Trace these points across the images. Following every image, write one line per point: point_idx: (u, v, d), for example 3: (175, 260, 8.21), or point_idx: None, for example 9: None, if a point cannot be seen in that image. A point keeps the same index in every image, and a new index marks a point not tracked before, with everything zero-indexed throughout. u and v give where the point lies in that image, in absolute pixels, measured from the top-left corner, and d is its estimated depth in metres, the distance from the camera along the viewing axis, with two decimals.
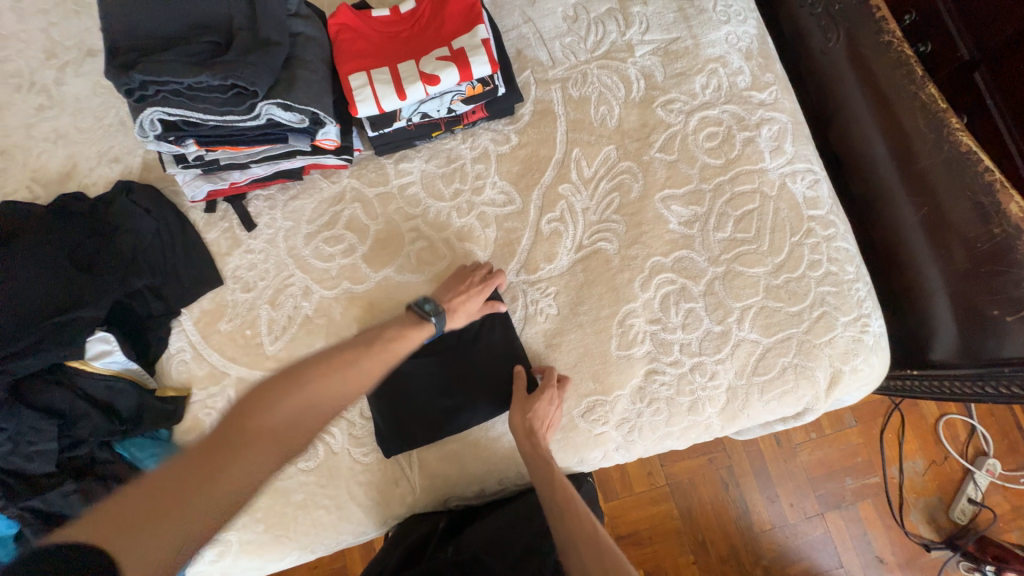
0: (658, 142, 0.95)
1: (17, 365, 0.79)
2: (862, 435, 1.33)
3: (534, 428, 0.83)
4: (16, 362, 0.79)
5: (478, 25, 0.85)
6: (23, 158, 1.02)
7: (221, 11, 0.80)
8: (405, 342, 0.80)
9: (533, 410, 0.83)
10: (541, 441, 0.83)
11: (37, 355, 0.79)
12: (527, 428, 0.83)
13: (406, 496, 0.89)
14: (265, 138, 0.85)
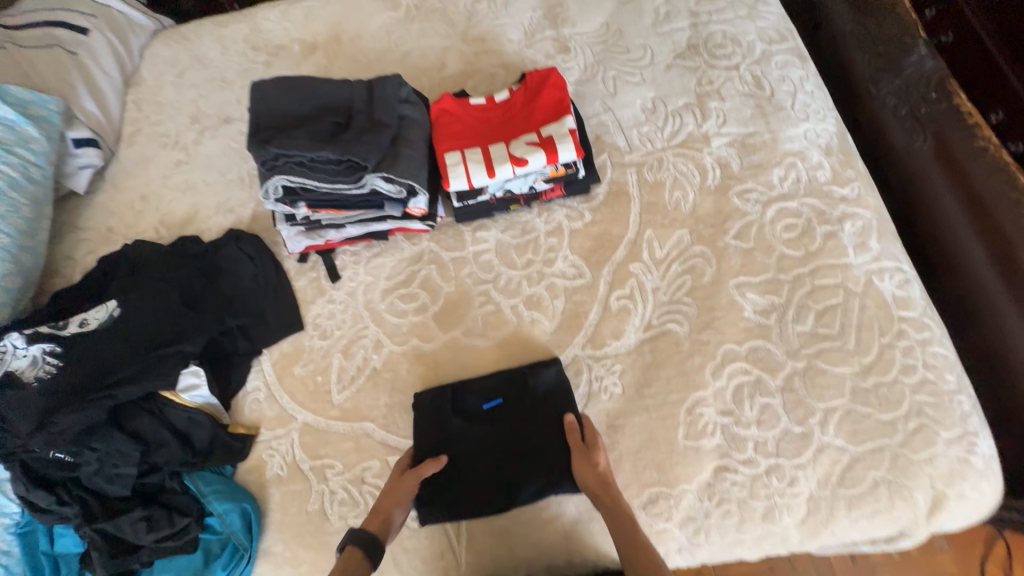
0: (733, 229, 0.96)
1: (124, 391, 0.85)
2: (957, 562, 1.14)
3: (609, 480, 0.80)
4: (121, 388, 0.85)
5: (566, 116, 0.94)
6: (157, 203, 1.18)
7: (346, 98, 0.93)
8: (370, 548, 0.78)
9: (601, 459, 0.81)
10: (615, 492, 0.79)
11: (141, 383, 0.86)
12: (602, 479, 0.80)
13: (449, 571, 0.85)
14: (364, 204, 0.94)
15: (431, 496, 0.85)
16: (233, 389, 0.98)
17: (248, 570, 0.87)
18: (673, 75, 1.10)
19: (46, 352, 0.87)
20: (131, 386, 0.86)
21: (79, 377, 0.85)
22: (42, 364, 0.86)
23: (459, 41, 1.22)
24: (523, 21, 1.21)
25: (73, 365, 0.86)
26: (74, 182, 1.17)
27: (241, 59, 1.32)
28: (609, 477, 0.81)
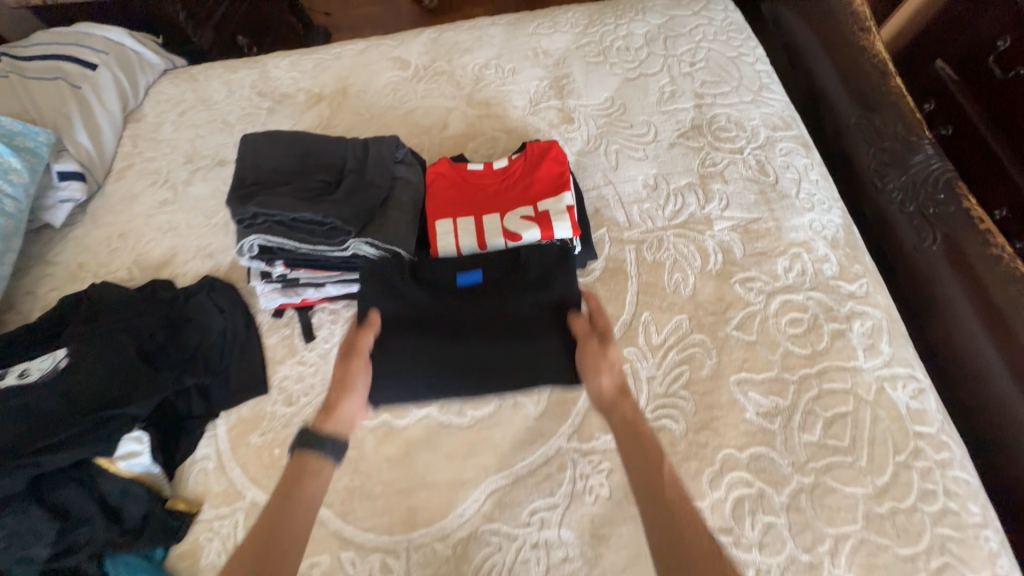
0: (735, 319, 0.91)
1: (48, 458, 0.76)
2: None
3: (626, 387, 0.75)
4: (46, 456, 0.76)
5: (564, 191, 0.91)
6: (135, 243, 1.13)
7: (339, 157, 0.91)
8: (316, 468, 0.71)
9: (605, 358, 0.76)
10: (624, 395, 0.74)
11: (70, 450, 0.77)
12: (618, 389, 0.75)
13: None
14: (346, 266, 0.88)
15: (414, 372, 0.82)
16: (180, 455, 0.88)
17: None
18: (676, 153, 1.08)
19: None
20: (58, 452, 0.77)
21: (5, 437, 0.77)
22: None
23: (464, 103, 1.22)
24: (528, 88, 1.22)
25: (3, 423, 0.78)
26: (52, 215, 1.12)
27: (245, 103, 1.32)
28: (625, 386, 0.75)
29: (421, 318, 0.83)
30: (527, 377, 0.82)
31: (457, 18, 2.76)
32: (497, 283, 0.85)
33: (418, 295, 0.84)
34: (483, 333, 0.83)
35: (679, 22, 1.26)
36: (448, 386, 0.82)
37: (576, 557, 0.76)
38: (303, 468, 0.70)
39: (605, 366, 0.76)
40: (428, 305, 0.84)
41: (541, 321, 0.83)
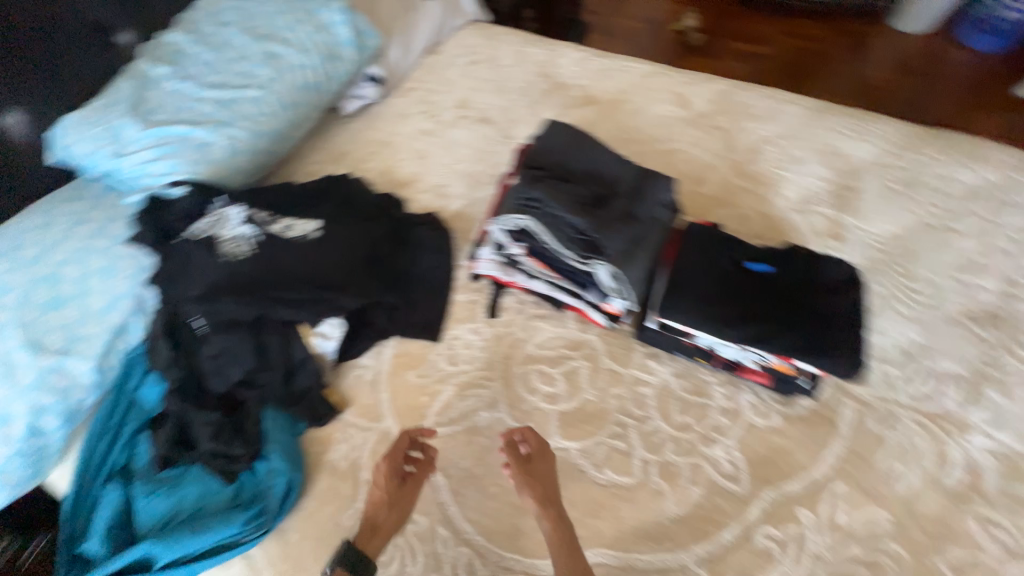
0: (950, 556, 0.75)
1: (274, 307, 0.88)
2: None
3: (552, 495, 0.77)
4: (283, 308, 0.88)
5: (846, 315, 0.77)
6: (389, 155, 1.26)
7: (617, 179, 0.90)
8: None
9: (543, 474, 0.79)
10: (558, 508, 0.76)
11: (292, 309, 0.89)
12: (545, 495, 0.77)
13: None
14: (571, 277, 0.88)
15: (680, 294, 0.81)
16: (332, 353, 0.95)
17: (257, 540, 0.79)
18: (954, 333, 0.91)
19: (249, 234, 0.93)
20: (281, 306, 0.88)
21: (257, 270, 0.90)
22: (242, 241, 0.92)
23: (728, 168, 1.16)
24: (804, 184, 1.12)
25: (260, 261, 0.90)
26: (346, 104, 1.30)
27: (526, 78, 1.40)
28: (556, 494, 0.78)
29: (697, 265, 0.84)
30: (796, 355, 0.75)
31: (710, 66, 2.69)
32: (780, 268, 0.82)
33: (697, 250, 0.86)
34: (760, 302, 0.79)
35: (1017, 192, 1.06)
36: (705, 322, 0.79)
37: None
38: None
39: (534, 483, 0.77)
40: (705, 260, 0.84)
41: (821, 315, 0.77)
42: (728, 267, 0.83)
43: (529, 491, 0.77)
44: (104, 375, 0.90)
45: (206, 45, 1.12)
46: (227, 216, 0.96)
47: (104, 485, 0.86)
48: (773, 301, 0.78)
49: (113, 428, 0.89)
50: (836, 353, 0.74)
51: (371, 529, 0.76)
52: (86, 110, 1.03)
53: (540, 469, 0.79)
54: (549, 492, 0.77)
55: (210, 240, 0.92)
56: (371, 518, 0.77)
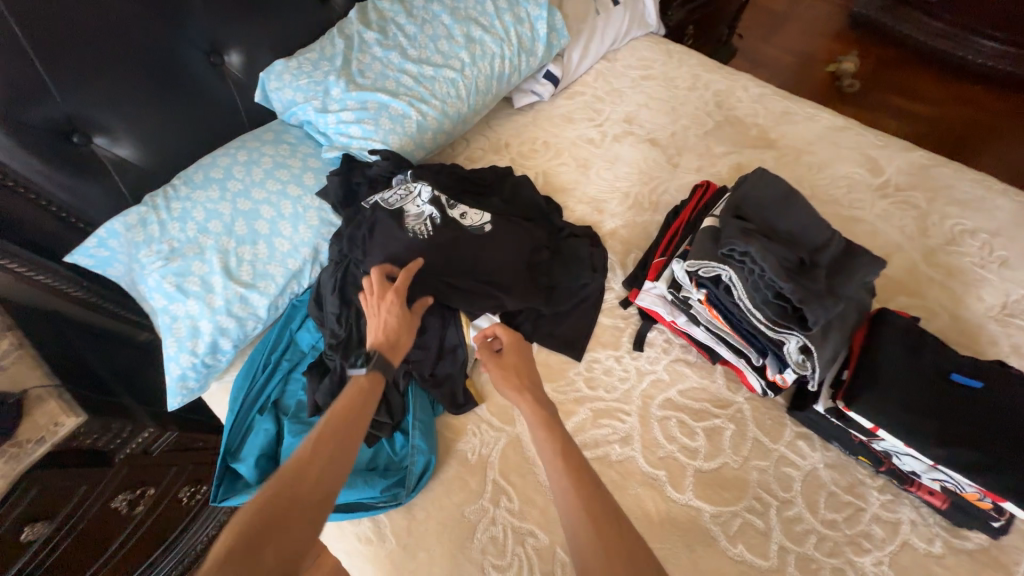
0: None
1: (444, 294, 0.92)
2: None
3: (529, 374, 0.81)
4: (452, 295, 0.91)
5: None
6: (550, 157, 1.25)
7: (822, 245, 0.83)
8: (365, 383, 0.70)
9: (517, 354, 0.83)
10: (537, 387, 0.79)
11: (461, 299, 0.92)
12: (524, 371, 0.81)
13: None
14: (748, 337, 0.83)
15: (869, 388, 0.76)
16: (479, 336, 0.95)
17: (388, 508, 0.82)
18: None
19: (431, 214, 0.97)
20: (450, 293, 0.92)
21: (436, 252, 0.94)
22: (424, 220, 0.96)
23: (920, 252, 1.05)
24: (1010, 291, 0.99)
25: (437, 243, 0.94)
26: (518, 98, 1.30)
27: (700, 104, 1.33)
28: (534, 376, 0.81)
29: (893, 363, 0.78)
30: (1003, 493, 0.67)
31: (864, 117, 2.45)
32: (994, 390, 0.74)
33: (896, 347, 0.80)
34: (966, 422, 0.71)
35: None
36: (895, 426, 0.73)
37: None
38: (367, 382, 0.70)
39: (505, 362, 0.81)
40: (903, 360, 0.78)
41: None
42: (930, 375, 0.76)
43: (506, 376, 0.80)
44: (274, 313, 0.96)
45: (413, 17, 1.14)
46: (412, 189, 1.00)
47: (257, 413, 0.92)
48: (986, 430, 0.70)
49: (272, 363, 0.96)
50: None
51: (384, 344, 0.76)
52: (299, 60, 1.08)
53: (512, 355, 0.83)
54: (524, 369, 0.81)
55: (398, 211, 0.97)
56: (386, 337, 0.77)
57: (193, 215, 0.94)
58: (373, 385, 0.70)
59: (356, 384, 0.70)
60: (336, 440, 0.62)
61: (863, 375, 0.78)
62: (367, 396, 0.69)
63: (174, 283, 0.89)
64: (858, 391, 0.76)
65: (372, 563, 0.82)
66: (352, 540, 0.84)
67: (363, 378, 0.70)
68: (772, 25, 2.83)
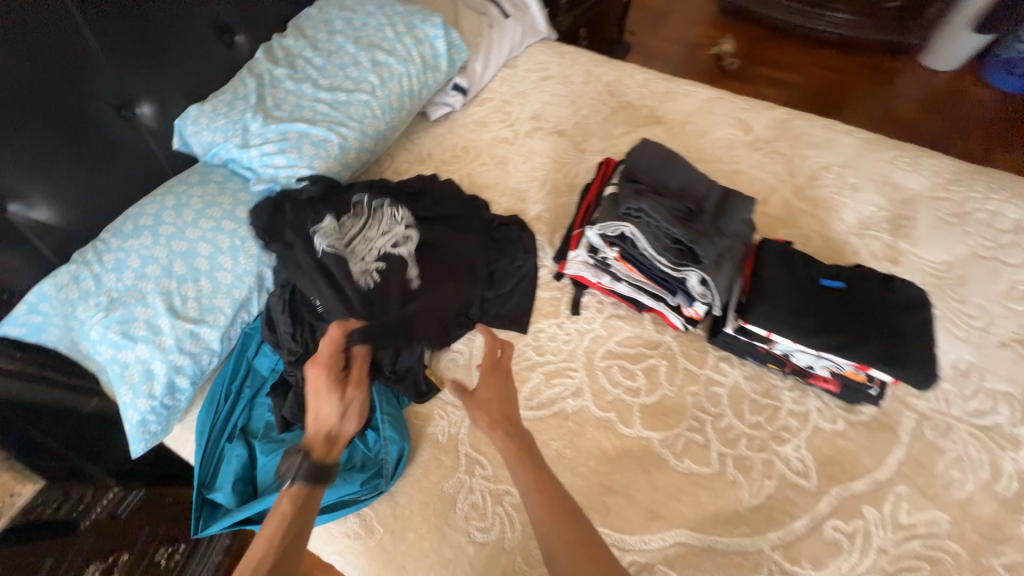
0: (1005, 556, 0.82)
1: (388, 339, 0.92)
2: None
3: (513, 414, 0.80)
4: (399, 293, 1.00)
5: (917, 330, 0.84)
6: (471, 159, 1.36)
7: (704, 194, 0.99)
8: (296, 508, 0.70)
9: (501, 389, 0.82)
10: (520, 426, 0.79)
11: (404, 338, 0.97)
12: (508, 411, 0.80)
13: None
14: (660, 281, 0.96)
15: (761, 302, 0.89)
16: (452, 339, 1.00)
17: (370, 500, 0.88)
18: (1004, 355, 0.99)
19: (377, 266, 1.03)
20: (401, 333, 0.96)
21: (381, 300, 0.99)
22: (369, 272, 1.02)
23: (790, 190, 1.25)
24: (862, 209, 1.20)
25: (383, 287, 1.02)
26: (432, 110, 1.40)
27: (596, 95, 1.49)
28: (515, 416, 0.81)
29: (777, 279, 0.92)
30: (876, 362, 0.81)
31: (746, 89, 2.77)
32: (854, 287, 0.91)
33: (777, 266, 0.94)
34: (836, 314, 0.86)
35: None
36: (788, 329, 0.86)
37: None
38: (292, 503, 0.71)
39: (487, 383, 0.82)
40: (784, 275, 0.93)
41: (894, 329, 0.84)
42: (806, 284, 0.91)
43: (482, 413, 0.80)
44: (226, 344, 0.99)
45: (319, 50, 1.22)
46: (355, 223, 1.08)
47: (226, 442, 0.95)
48: (851, 317, 0.86)
49: (234, 392, 0.99)
50: (913, 363, 0.80)
51: (320, 439, 0.78)
52: (213, 103, 1.12)
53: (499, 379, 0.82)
54: (510, 409, 0.81)
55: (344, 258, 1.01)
56: (325, 427, 0.79)
57: (128, 264, 0.95)
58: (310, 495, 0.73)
59: (287, 499, 0.71)
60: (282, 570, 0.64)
61: (757, 293, 0.91)
62: (306, 513, 0.71)
63: (119, 332, 0.91)
64: (755, 305, 0.90)
65: (366, 555, 0.86)
66: (341, 539, 0.88)
67: (297, 494, 0.72)
68: (656, 19, 3.14)
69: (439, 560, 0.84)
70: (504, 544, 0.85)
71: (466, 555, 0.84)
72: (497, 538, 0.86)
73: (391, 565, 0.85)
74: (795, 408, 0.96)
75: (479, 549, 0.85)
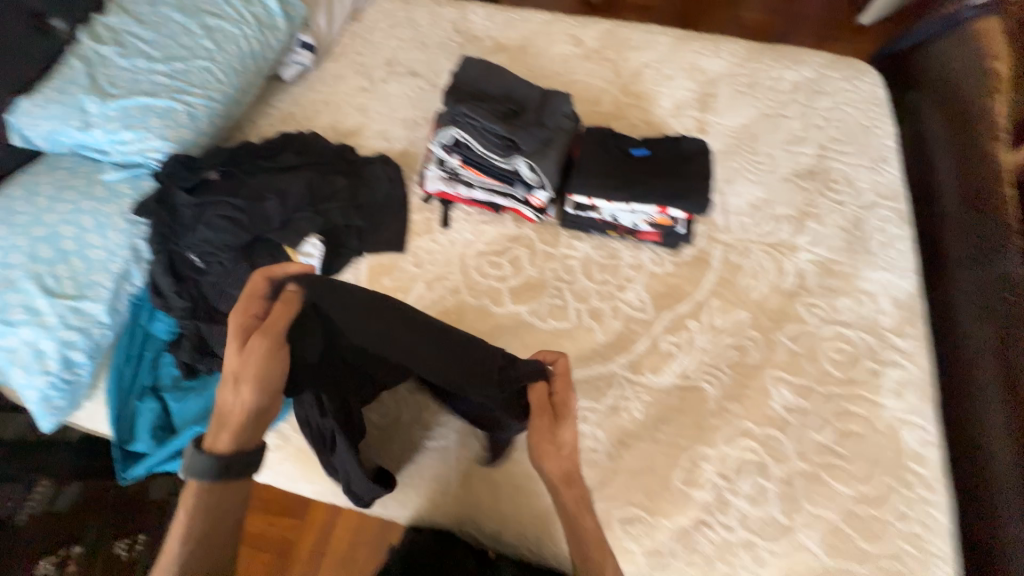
0: (789, 330, 1.06)
1: (365, 325, 0.83)
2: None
3: (573, 476, 0.81)
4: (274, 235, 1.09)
5: (699, 172, 1.05)
6: (333, 112, 1.43)
7: (525, 94, 1.13)
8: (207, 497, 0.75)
9: (558, 434, 0.82)
10: (571, 466, 0.82)
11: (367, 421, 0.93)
12: (563, 469, 0.81)
13: (437, 494, 0.98)
14: (501, 177, 1.13)
15: (580, 172, 1.07)
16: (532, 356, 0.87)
17: (283, 415, 0.99)
18: (786, 187, 1.24)
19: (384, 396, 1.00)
20: (337, 293, 0.81)
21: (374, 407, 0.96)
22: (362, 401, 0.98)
23: (619, 90, 1.43)
24: (677, 95, 1.41)
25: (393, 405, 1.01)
26: (285, 71, 1.45)
27: (443, 34, 1.58)
28: (569, 451, 0.82)
29: (592, 153, 1.10)
30: (667, 200, 1.02)
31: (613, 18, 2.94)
32: (652, 149, 1.11)
33: (591, 145, 1.11)
34: (636, 170, 1.06)
35: (826, 82, 1.41)
36: (601, 190, 1.06)
37: (601, 451, 0.95)
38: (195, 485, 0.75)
39: (556, 439, 0.82)
40: (599, 148, 1.10)
41: (679, 173, 1.05)
42: (616, 153, 1.10)
43: (560, 465, 0.81)
44: (116, 316, 1.02)
45: (145, 23, 1.21)
46: (215, 193, 1.10)
47: (138, 399, 1.03)
48: (649, 171, 1.06)
49: (137, 355, 1.06)
50: (692, 196, 1.02)
51: (217, 425, 0.77)
52: (43, 92, 1.11)
53: (565, 427, 0.82)
54: (562, 450, 0.82)
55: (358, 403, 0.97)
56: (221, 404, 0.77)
57: None
58: (206, 486, 0.75)
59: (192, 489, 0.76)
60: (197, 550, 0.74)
61: (579, 165, 1.08)
62: (220, 499, 0.77)
63: None
64: (576, 176, 1.08)
65: (289, 458, 0.99)
66: None
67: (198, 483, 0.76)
68: None
69: None
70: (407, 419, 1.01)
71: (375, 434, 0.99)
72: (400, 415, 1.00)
73: (311, 459, 0.98)
74: (632, 261, 1.16)
75: (384, 427, 1.01)
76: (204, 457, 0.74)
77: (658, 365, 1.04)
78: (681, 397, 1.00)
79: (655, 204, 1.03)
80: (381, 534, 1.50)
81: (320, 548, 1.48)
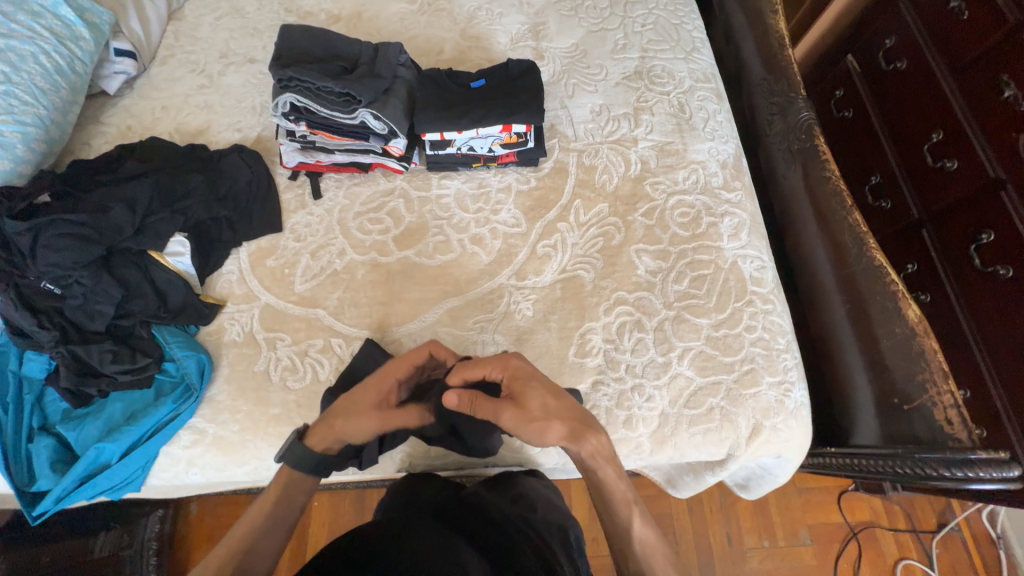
0: (642, 209, 1.20)
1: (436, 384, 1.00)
2: (814, 553, 1.57)
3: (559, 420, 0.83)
4: (138, 244, 1.07)
5: (526, 90, 1.18)
6: (175, 114, 1.37)
7: (355, 51, 1.19)
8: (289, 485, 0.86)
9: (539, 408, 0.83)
10: (545, 424, 0.82)
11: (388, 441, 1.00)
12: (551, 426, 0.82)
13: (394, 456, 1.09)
14: (354, 135, 1.18)
15: (423, 112, 1.15)
16: (456, 380, 0.89)
17: (193, 409, 1.01)
18: (620, 90, 1.37)
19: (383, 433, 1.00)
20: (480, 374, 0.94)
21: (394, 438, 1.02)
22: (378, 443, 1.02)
23: (458, 35, 1.49)
24: (512, 31, 1.49)
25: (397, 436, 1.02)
26: (107, 84, 1.36)
27: (273, 15, 1.55)
28: (548, 415, 0.83)
29: (430, 92, 1.18)
30: (505, 117, 1.14)
31: None
32: (486, 78, 1.22)
33: (428, 86, 1.19)
34: (473, 98, 1.17)
35: None
36: (444, 122, 1.15)
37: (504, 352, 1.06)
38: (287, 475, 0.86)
39: (530, 414, 0.83)
40: (437, 87, 1.19)
41: (511, 95, 1.17)
42: (453, 88, 1.19)
43: (547, 427, 0.82)
44: None
45: None
46: (50, 214, 1.03)
47: (29, 442, 0.98)
48: (488, 98, 1.17)
49: (15, 402, 0.99)
50: (527, 111, 1.15)
51: (322, 430, 0.87)
52: None
53: (530, 397, 0.83)
54: (544, 415, 0.83)
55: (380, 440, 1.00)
56: (334, 416, 0.87)
57: None
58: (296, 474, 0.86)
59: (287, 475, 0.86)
60: (279, 529, 0.83)
61: (420, 105, 1.16)
62: (290, 489, 0.86)
63: None
64: (421, 115, 1.15)
65: (212, 447, 1.01)
66: (181, 453, 1.01)
67: (285, 471, 0.86)
68: None
69: (272, 416, 1.01)
70: (319, 378, 1.04)
71: (290, 402, 1.02)
72: (312, 377, 1.04)
73: (234, 443, 1.01)
74: (500, 186, 1.25)
75: (297, 393, 1.03)
76: (303, 452, 0.85)
77: (540, 267, 1.15)
78: (564, 288, 1.12)
79: (497, 123, 1.14)
80: (360, 506, 1.58)
81: (302, 531, 1.54)
